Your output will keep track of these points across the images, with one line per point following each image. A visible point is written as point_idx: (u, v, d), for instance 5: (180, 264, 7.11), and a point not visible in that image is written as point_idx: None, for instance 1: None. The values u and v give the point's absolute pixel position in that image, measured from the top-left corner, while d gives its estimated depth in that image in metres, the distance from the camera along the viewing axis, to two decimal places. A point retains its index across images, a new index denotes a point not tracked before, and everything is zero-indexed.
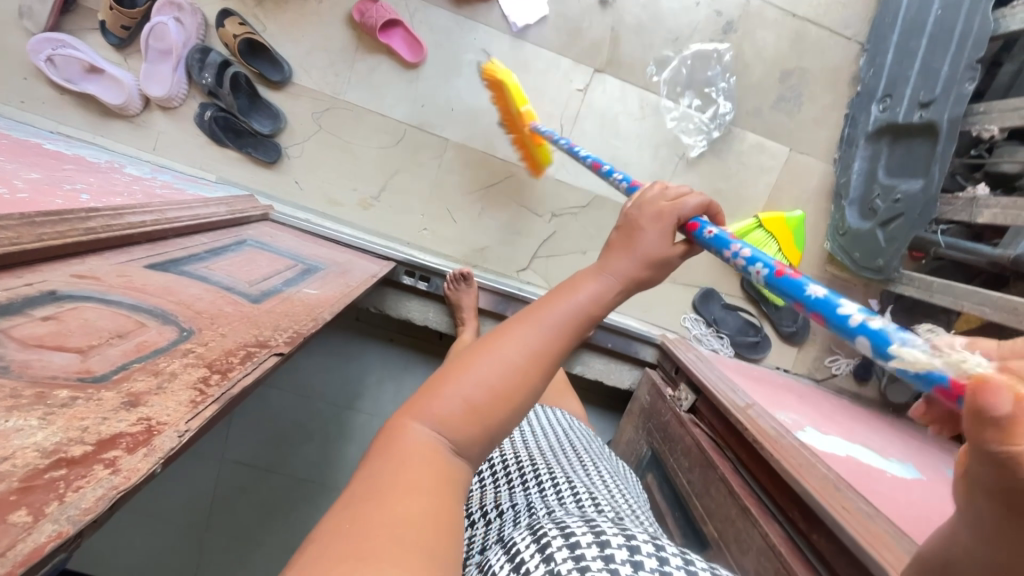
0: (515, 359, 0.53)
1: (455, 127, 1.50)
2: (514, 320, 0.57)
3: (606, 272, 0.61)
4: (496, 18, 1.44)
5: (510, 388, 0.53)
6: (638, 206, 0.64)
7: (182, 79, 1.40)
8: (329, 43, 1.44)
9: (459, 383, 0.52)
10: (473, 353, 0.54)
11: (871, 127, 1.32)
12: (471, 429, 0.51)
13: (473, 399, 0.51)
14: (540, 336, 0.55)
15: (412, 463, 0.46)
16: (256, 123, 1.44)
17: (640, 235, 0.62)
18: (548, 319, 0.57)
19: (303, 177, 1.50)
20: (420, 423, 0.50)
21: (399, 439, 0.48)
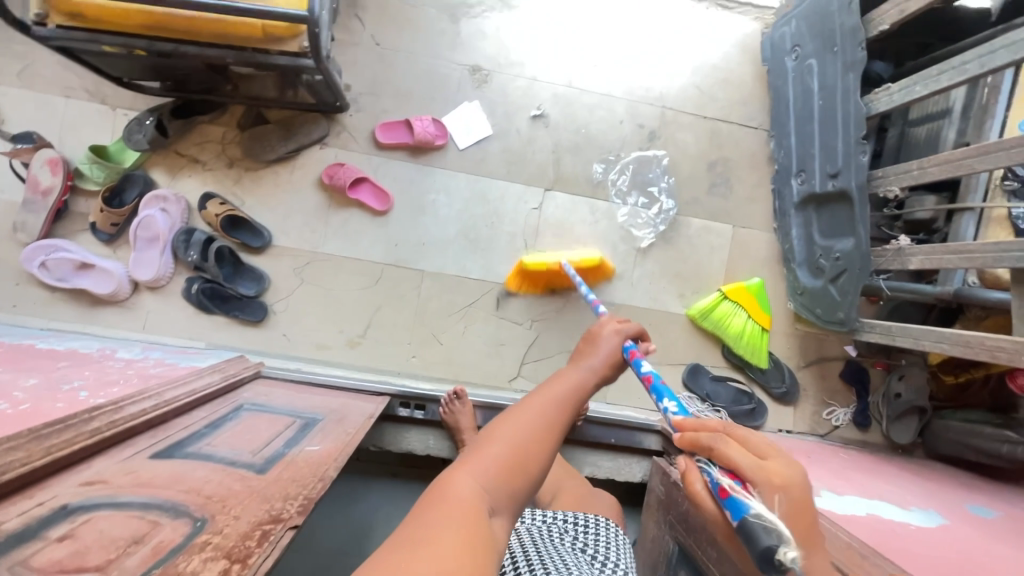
0: (534, 431, 0.75)
1: (428, 258, 1.61)
2: (529, 400, 0.80)
3: (586, 368, 0.90)
4: (450, 161, 1.60)
5: (530, 447, 0.73)
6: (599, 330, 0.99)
7: (169, 260, 1.50)
8: (303, 206, 1.57)
9: (494, 449, 0.71)
10: (502, 425, 0.75)
11: (797, 198, 1.50)
12: (499, 488, 0.68)
13: (504, 458, 0.70)
14: (550, 409, 0.79)
15: (465, 504, 0.62)
16: (242, 286, 1.53)
17: (599, 346, 0.95)
18: (555, 400, 0.80)
19: (291, 329, 1.57)
20: (466, 475, 0.67)
21: (448, 490, 0.64)
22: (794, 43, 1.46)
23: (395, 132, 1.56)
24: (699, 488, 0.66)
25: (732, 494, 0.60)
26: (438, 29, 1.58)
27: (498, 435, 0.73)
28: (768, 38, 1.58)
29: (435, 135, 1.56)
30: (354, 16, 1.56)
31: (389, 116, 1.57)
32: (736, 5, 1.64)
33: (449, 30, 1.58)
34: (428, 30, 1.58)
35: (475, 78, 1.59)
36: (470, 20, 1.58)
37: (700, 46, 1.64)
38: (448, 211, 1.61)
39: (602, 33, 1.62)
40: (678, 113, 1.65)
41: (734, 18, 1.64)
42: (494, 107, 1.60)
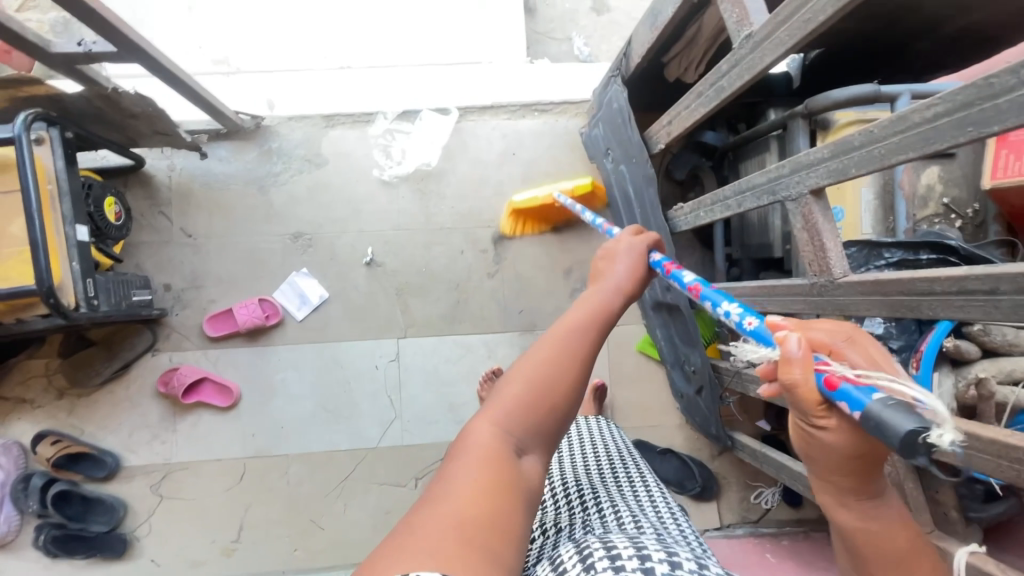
0: (565, 353, 0.62)
1: (290, 441, 1.51)
2: (560, 327, 0.66)
3: (618, 292, 0.76)
4: (291, 335, 1.51)
5: (560, 379, 0.60)
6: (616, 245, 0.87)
7: (10, 514, 1.40)
8: (147, 419, 1.48)
9: (516, 385, 0.59)
10: (526, 354, 0.63)
11: (650, 302, 1.38)
12: (528, 431, 0.57)
13: (529, 403, 0.58)
14: (579, 339, 0.65)
15: (483, 464, 0.52)
16: (93, 522, 1.42)
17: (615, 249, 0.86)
18: (588, 312, 0.69)
19: (158, 551, 1.46)
20: (484, 422, 0.56)
21: (469, 435, 0.55)
22: (606, 146, 1.38)
23: (224, 323, 1.48)
24: (790, 367, 0.48)
25: (845, 382, 0.46)
26: (247, 206, 1.51)
27: (524, 369, 0.61)
28: (586, 135, 1.50)
29: (267, 316, 1.48)
30: (157, 213, 1.49)
31: (216, 306, 1.49)
32: (552, 107, 1.58)
33: (260, 203, 1.51)
34: (237, 208, 1.51)
35: (298, 245, 1.52)
36: (280, 188, 1.51)
37: (524, 158, 1.57)
38: (301, 386, 1.51)
39: (418, 169, 1.54)
40: (517, 229, 1.56)
41: (552, 122, 1.58)
42: (327, 270, 1.52)
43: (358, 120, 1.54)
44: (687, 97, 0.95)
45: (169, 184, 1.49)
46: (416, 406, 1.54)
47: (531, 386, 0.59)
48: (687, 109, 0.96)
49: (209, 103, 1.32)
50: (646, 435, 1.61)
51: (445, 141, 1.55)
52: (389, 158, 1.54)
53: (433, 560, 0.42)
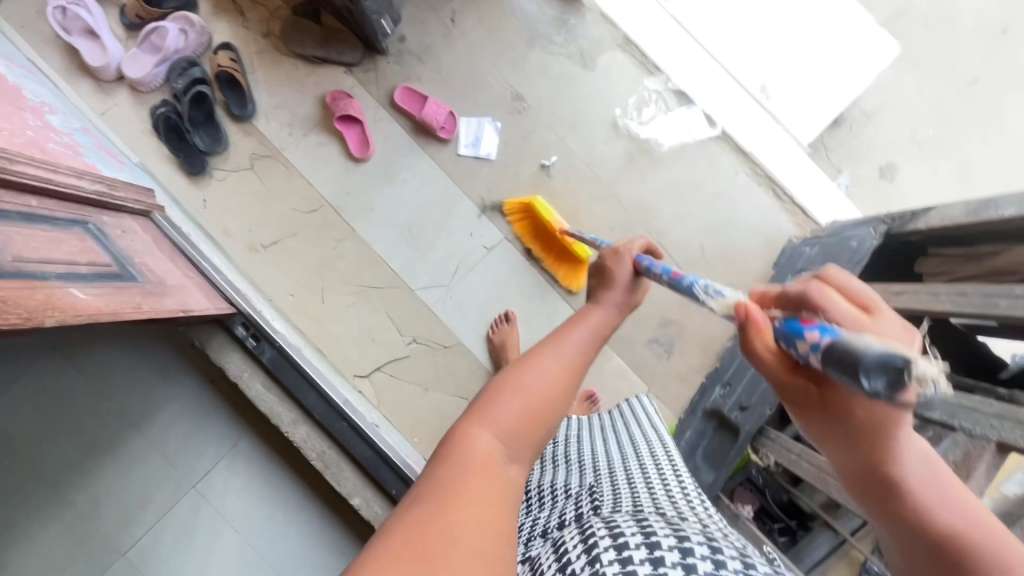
0: (547, 379, 0.72)
1: (366, 223, 1.57)
2: (541, 357, 0.75)
3: (590, 322, 0.85)
4: (442, 157, 1.56)
5: (547, 397, 0.71)
6: (609, 260, 0.96)
7: (159, 74, 1.52)
8: (296, 108, 1.57)
9: (503, 399, 0.68)
10: (506, 375, 0.72)
11: (708, 405, 1.36)
12: (519, 438, 0.66)
13: (514, 416, 0.67)
14: (563, 364, 0.75)
15: (478, 464, 0.59)
16: (198, 136, 1.53)
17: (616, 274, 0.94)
18: (571, 340, 0.80)
19: (213, 198, 1.56)
20: (481, 431, 0.63)
21: (465, 441, 0.61)
22: (801, 266, 1.37)
23: (411, 100, 1.54)
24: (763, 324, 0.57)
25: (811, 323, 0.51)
26: (510, 40, 1.55)
27: (506, 387, 0.70)
28: (790, 248, 1.47)
29: (443, 127, 1.53)
30: None
31: (417, 85, 1.55)
32: (787, 199, 1.53)
33: (520, 48, 1.55)
34: (502, 35, 1.55)
35: (513, 103, 1.55)
36: (543, 52, 1.54)
37: (726, 213, 1.53)
38: (410, 196, 1.57)
39: (648, 140, 1.53)
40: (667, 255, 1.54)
41: (775, 210, 1.53)
42: (512, 140, 1.55)
43: (645, 64, 1.54)
44: (945, 287, 0.90)
45: None
46: (466, 295, 1.57)
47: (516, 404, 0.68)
48: (934, 298, 0.92)
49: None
50: None
51: (688, 142, 1.53)
52: (638, 112, 1.53)
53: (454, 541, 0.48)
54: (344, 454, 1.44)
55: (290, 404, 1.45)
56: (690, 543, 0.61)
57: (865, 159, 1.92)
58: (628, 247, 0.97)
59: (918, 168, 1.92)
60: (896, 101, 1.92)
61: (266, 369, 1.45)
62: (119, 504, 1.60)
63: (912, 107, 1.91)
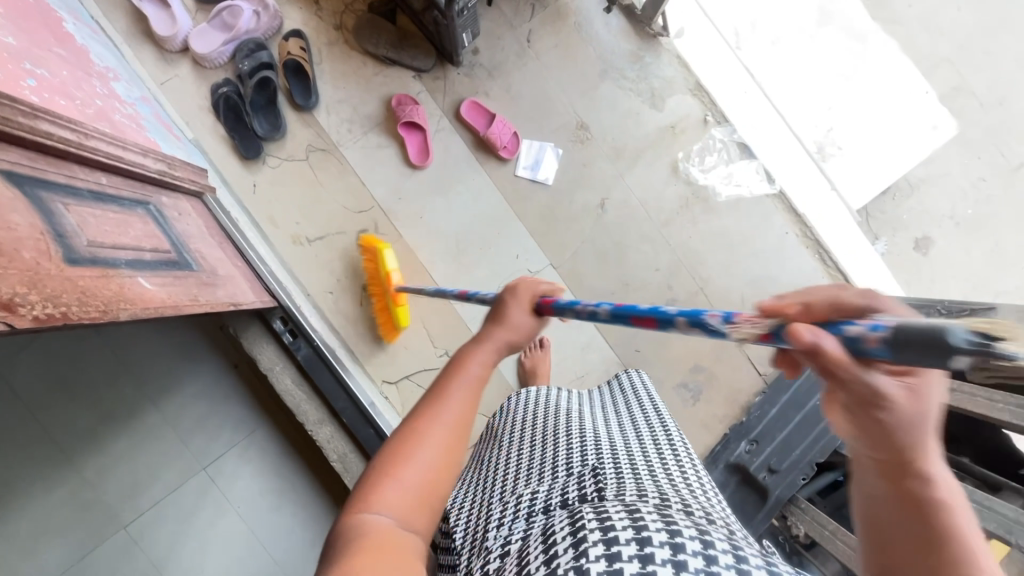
0: (443, 442, 0.64)
1: (414, 231, 1.56)
2: (434, 402, 0.67)
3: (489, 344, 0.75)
4: (499, 175, 1.56)
5: (447, 450, 0.65)
6: (508, 298, 0.79)
7: (226, 52, 1.50)
8: (359, 105, 1.55)
9: (400, 463, 0.62)
10: (393, 441, 0.65)
11: (732, 459, 1.38)
12: (416, 508, 0.60)
13: (410, 487, 0.60)
14: (455, 403, 0.68)
15: (374, 545, 0.54)
16: (257, 120, 1.51)
17: (509, 311, 0.77)
18: (468, 376, 0.71)
19: (263, 185, 1.54)
20: (371, 513, 0.58)
21: (353, 530, 0.56)
22: None
23: (477, 115, 1.53)
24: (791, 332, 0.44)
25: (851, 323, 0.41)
26: (583, 69, 1.54)
27: (401, 455, 0.62)
28: None
29: (505, 146, 1.52)
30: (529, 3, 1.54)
31: (485, 100, 1.54)
32: (832, 265, 1.55)
33: (592, 78, 1.54)
34: (576, 63, 1.54)
35: (576, 132, 1.55)
36: (614, 86, 1.54)
37: (772, 269, 1.55)
38: (462, 210, 1.56)
39: (705, 188, 1.54)
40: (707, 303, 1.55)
41: (819, 274, 1.55)
42: (570, 168, 1.55)
43: (713, 112, 1.55)
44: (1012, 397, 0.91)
45: None
46: None
47: (415, 474, 0.61)
48: (997, 406, 0.93)
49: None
50: None
51: (744, 196, 1.55)
52: (699, 159, 1.55)
53: None
54: (365, 459, 1.43)
55: (317, 402, 1.44)
56: (675, 527, 0.58)
57: (903, 229, 1.95)
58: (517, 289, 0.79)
59: (953, 244, 1.94)
60: (942, 176, 1.94)
61: (298, 365, 1.44)
62: (126, 475, 1.56)
63: (955, 184, 1.94)
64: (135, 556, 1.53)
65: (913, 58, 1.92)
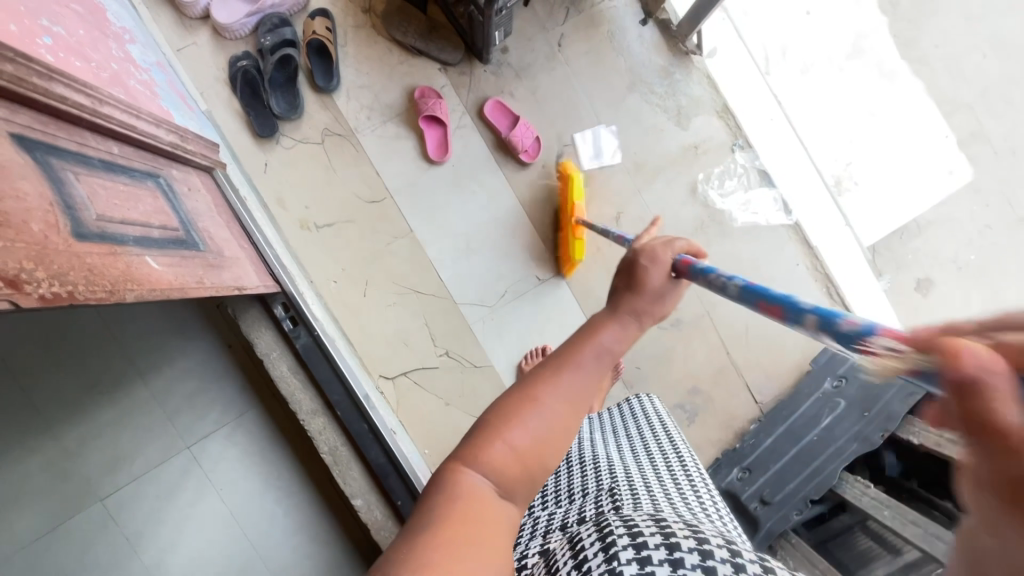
0: (558, 412, 0.61)
1: (425, 227, 1.54)
2: (564, 375, 0.63)
3: (628, 318, 0.69)
4: (516, 179, 1.54)
5: (560, 430, 0.61)
6: (653, 250, 0.75)
7: (248, 25, 1.46)
8: (381, 94, 1.52)
9: (511, 421, 0.60)
10: (519, 390, 0.63)
11: (723, 486, 1.36)
12: (517, 483, 0.58)
13: (520, 451, 0.58)
14: (576, 383, 0.63)
15: (473, 513, 0.53)
16: (274, 98, 1.47)
17: (646, 276, 0.73)
18: (594, 353, 0.66)
19: (274, 165, 1.50)
20: (476, 471, 0.57)
21: (461, 480, 0.56)
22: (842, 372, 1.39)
23: (500, 116, 1.51)
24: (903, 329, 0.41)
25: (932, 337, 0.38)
26: (612, 80, 1.52)
27: (513, 413, 0.60)
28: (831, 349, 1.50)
29: (525, 150, 1.51)
30: (564, 7, 1.51)
31: (509, 101, 1.52)
32: (838, 300, 1.56)
33: (620, 89, 1.52)
34: (605, 72, 1.52)
35: (599, 143, 1.53)
36: (641, 100, 1.52)
37: None
38: (475, 210, 1.54)
39: (722, 212, 1.54)
40: None
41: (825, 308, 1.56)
42: (588, 179, 1.53)
43: (737, 136, 1.54)
44: None
45: (597, 3, 1.52)
46: (508, 322, 1.56)
47: (528, 437, 0.59)
48: None
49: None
50: None
51: (759, 224, 1.55)
52: (719, 182, 1.54)
53: None
54: (356, 454, 1.40)
55: (312, 392, 1.41)
56: (700, 536, 0.59)
57: (907, 269, 1.96)
58: (659, 254, 0.75)
59: (953, 288, 1.96)
60: (951, 220, 1.95)
61: (296, 352, 1.41)
62: (107, 448, 1.52)
63: (962, 229, 1.95)
64: (110, 530, 1.50)
65: (935, 100, 1.93)
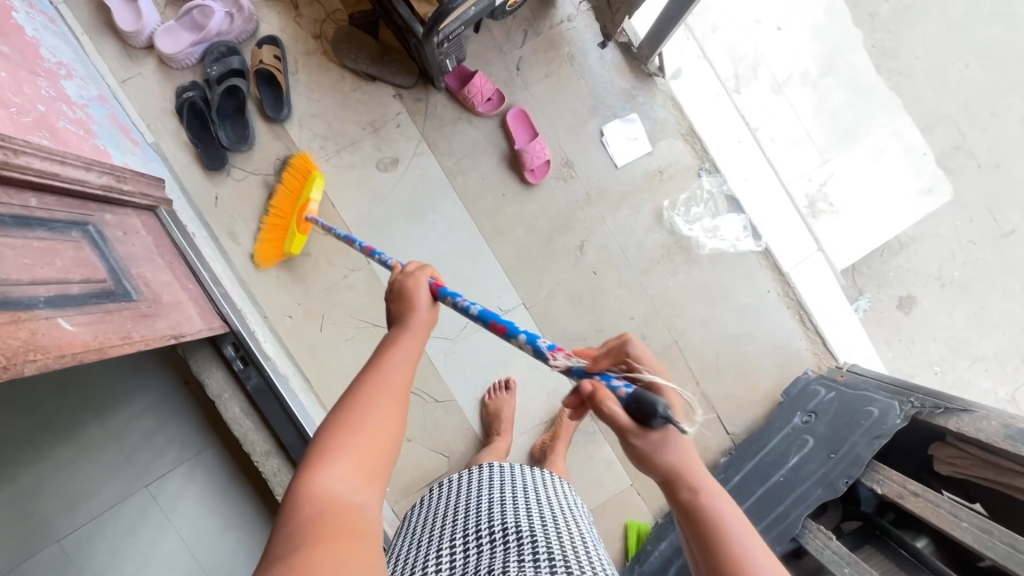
0: (382, 409, 0.67)
1: (383, 258, 1.49)
2: (380, 374, 0.71)
3: (416, 325, 0.78)
4: (476, 209, 1.49)
5: (389, 421, 0.67)
6: (401, 281, 0.83)
7: (194, 54, 1.41)
8: (334, 123, 1.47)
9: (343, 432, 0.64)
10: (341, 404, 0.67)
11: None
12: (369, 477, 0.63)
13: (355, 454, 0.63)
14: (390, 377, 0.71)
15: (328, 516, 0.56)
16: (223, 130, 1.42)
17: (415, 299, 0.80)
18: (401, 354, 0.74)
19: (226, 198, 1.46)
20: (326, 477, 0.60)
21: (312, 491, 0.58)
22: (813, 406, 1.34)
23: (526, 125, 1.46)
24: None
25: None
26: (573, 104, 1.47)
27: (341, 424, 0.65)
28: (804, 379, 1.44)
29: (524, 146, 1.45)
30: (522, 30, 1.46)
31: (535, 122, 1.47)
32: (811, 327, 1.51)
33: (581, 114, 1.47)
34: (566, 96, 1.47)
35: (561, 170, 1.48)
36: (603, 124, 1.47)
37: (748, 327, 1.50)
38: (434, 241, 1.49)
39: (690, 239, 1.49)
40: (681, 357, 1.49)
41: (797, 336, 1.51)
42: (550, 206, 1.48)
43: (704, 160, 1.49)
44: (972, 516, 0.88)
45: (557, 24, 1.46)
46: (470, 355, 1.51)
47: (358, 443, 0.64)
48: (956, 521, 0.90)
49: (677, 16, 1.25)
50: None
51: (727, 251, 1.49)
52: (686, 209, 1.49)
53: None
54: None
55: (266, 433, 1.36)
56: None
57: (888, 287, 1.91)
58: (408, 281, 0.82)
59: (936, 305, 1.90)
60: (932, 236, 1.90)
61: (247, 392, 1.36)
62: None
63: (944, 245, 1.90)
64: None
65: (915, 114, 1.87)
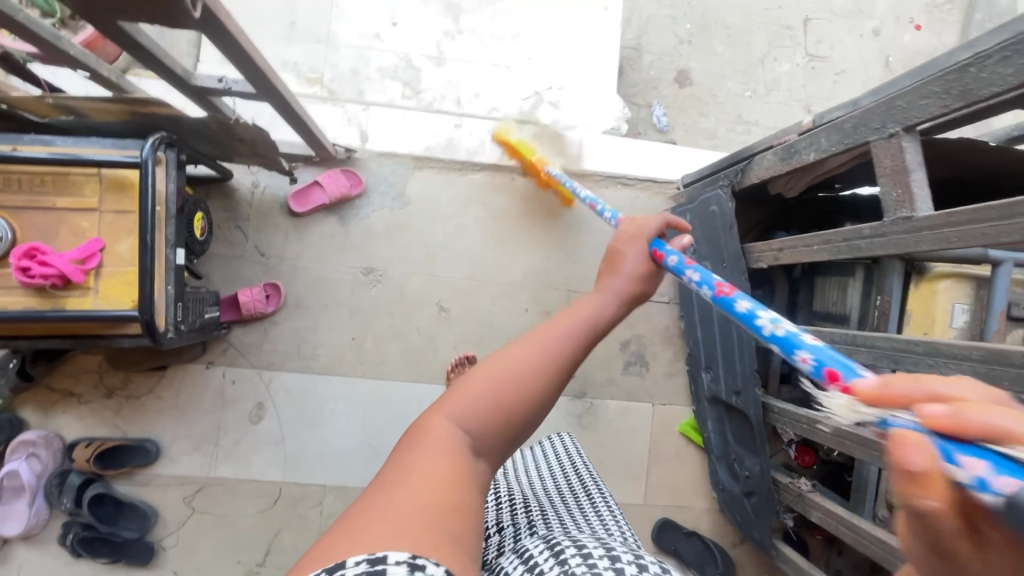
0: (535, 365, 0.63)
1: (329, 471, 1.51)
2: (549, 334, 0.67)
3: (607, 292, 0.76)
4: (348, 366, 1.53)
5: (526, 385, 0.62)
6: (617, 241, 0.84)
7: (41, 507, 1.39)
8: (191, 431, 1.48)
9: (471, 380, 0.62)
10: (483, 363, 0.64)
11: (708, 394, 1.45)
12: (487, 433, 0.59)
13: (494, 403, 0.60)
14: (552, 347, 0.66)
15: (441, 455, 0.53)
16: (123, 528, 1.41)
17: (624, 260, 0.81)
18: (576, 321, 0.70)
19: (182, 565, 1.46)
20: (446, 420, 0.57)
21: (428, 428, 0.57)
22: None
23: (309, 201, 1.49)
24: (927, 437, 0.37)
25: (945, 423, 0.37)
26: (325, 232, 1.52)
27: (485, 371, 0.62)
28: None
29: (351, 186, 1.51)
30: (234, 228, 1.49)
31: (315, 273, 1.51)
32: (637, 183, 1.63)
33: (338, 232, 1.52)
34: (315, 233, 1.51)
35: (369, 279, 1.53)
36: (360, 221, 1.53)
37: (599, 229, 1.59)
38: (346, 420, 1.52)
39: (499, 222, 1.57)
40: None
41: (633, 197, 1.63)
42: (392, 308, 1.53)
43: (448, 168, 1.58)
44: (814, 238, 0.97)
45: (252, 198, 1.50)
46: None
47: (494, 387, 0.60)
48: (811, 250, 0.99)
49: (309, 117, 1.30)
50: (673, 516, 1.60)
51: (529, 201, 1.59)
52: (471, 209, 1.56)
53: (391, 539, 0.41)
54: None
55: None
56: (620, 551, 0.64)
57: (660, 82, 2.02)
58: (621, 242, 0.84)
59: (700, 58, 2.04)
60: (646, 22, 2.03)
61: None
62: None
63: (661, 18, 2.04)
64: None
65: None
